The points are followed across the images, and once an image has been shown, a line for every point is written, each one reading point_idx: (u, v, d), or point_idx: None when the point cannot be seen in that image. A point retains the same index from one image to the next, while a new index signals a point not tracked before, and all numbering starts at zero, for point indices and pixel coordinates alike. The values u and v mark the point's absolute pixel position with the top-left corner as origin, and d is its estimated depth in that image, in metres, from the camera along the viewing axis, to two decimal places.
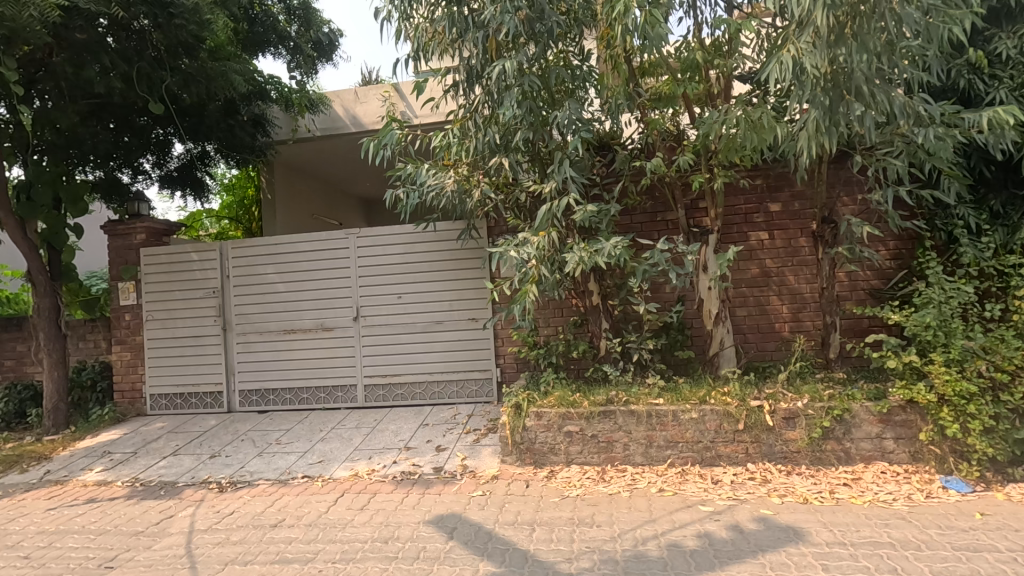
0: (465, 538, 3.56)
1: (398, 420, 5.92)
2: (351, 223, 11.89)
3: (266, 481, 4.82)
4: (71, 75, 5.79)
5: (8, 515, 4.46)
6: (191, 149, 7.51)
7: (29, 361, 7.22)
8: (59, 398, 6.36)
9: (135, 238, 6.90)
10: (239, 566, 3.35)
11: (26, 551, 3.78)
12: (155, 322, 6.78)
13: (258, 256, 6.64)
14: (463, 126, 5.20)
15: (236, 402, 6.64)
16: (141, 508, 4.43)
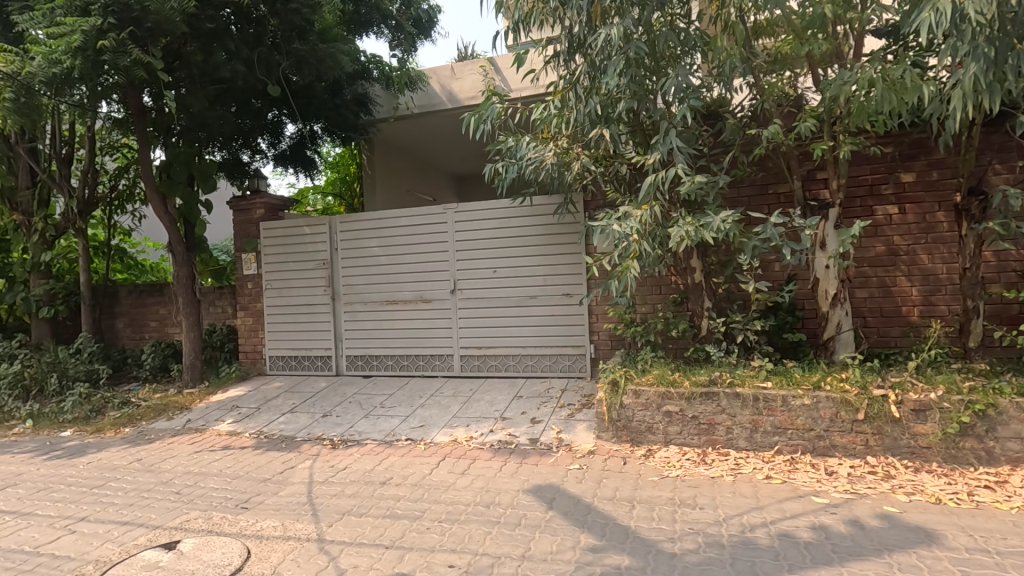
0: (565, 509, 3.60)
1: (493, 391, 6.07)
2: (444, 199, 12.19)
3: (373, 441, 5.15)
4: (202, 62, 6.33)
5: (160, 455, 5.09)
6: (302, 129, 7.98)
7: (170, 323, 8.15)
8: (195, 356, 7.13)
9: (255, 213, 7.49)
10: (354, 517, 3.62)
11: (177, 487, 4.31)
12: (273, 290, 7.36)
13: (363, 230, 6.99)
14: (563, 98, 5.11)
15: (343, 366, 7.11)
16: (267, 458, 4.90)
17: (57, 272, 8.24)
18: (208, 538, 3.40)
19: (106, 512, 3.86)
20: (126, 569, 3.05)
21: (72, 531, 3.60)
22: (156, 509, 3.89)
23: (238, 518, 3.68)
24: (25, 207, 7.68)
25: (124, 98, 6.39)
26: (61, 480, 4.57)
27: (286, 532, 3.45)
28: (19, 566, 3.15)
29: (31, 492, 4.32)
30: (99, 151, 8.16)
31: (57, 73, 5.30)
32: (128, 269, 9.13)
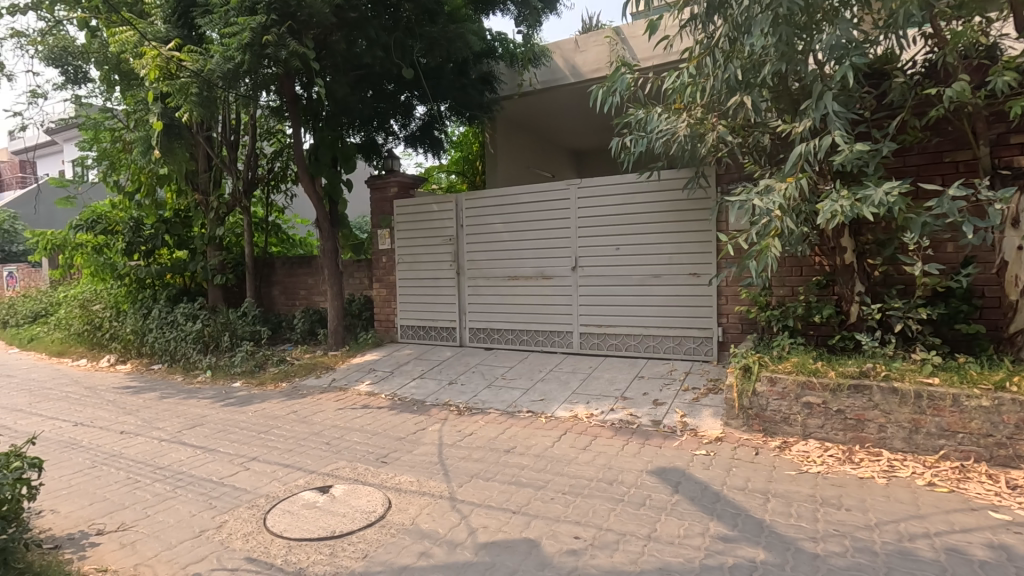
0: (692, 494, 3.49)
1: (613, 369, 6.02)
2: (563, 175, 12.12)
3: (496, 410, 5.36)
4: (345, 50, 6.76)
5: (311, 409, 5.72)
6: (431, 110, 8.31)
7: (316, 292, 9.03)
8: (338, 322, 7.86)
9: (389, 191, 7.99)
10: (482, 481, 3.81)
11: (327, 438, 4.82)
12: (404, 264, 7.85)
13: (487, 207, 7.19)
14: (699, 64, 4.79)
15: (466, 337, 7.43)
16: (401, 419, 5.29)
17: (227, 245, 9.48)
18: (355, 486, 3.76)
19: (271, 454, 4.43)
20: (291, 505, 3.48)
21: (247, 467, 4.18)
22: (311, 455, 4.38)
23: (379, 471, 4.03)
24: (203, 187, 8.83)
25: (281, 88, 7.07)
26: (235, 424, 5.32)
27: (421, 487, 3.72)
28: (209, 493, 3.73)
29: (213, 432, 5.07)
30: (259, 137, 9.18)
31: (231, 69, 6.01)
32: (282, 243, 10.24)
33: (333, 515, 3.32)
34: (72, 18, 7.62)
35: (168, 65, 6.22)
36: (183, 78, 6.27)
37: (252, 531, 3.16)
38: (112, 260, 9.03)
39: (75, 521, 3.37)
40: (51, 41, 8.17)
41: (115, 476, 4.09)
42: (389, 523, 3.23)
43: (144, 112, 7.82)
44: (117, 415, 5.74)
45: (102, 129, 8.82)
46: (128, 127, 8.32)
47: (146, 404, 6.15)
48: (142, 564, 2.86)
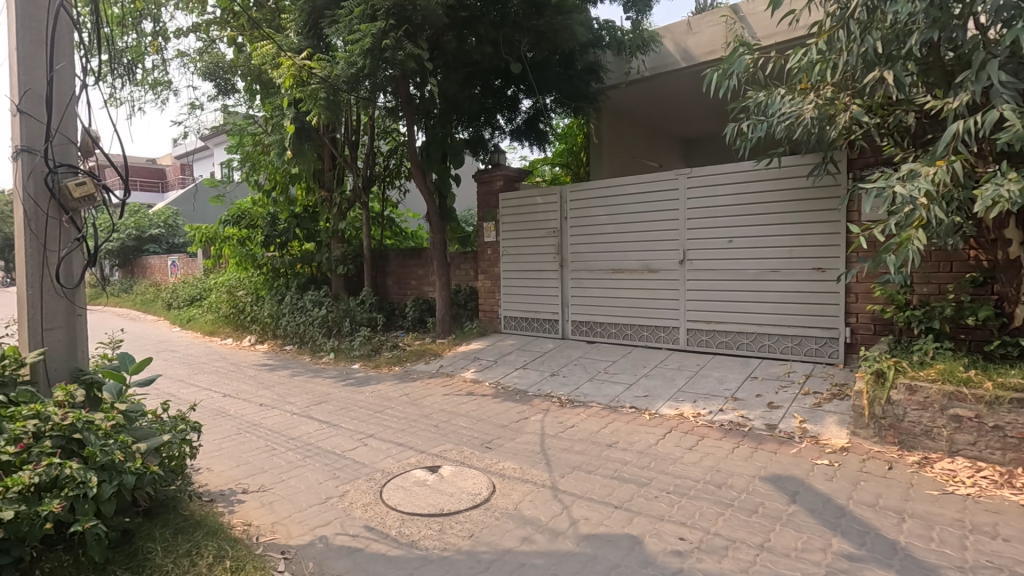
0: (811, 506, 3.24)
1: (723, 368, 5.73)
2: (671, 165, 11.65)
3: (598, 404, 5.32)
4: (456, 48, 6.99)
5: (421, 393, 6.05)
6: (537, 103, 8.38)
7: (425, 282, 9.50)
8: (445, 311, 8.21)
9: (495, 184, 8.17)
10: (584, 473, 3.81)
11: (435, 421, 5.08)
12: (508, 256, 8.00)
13: (591, 200, 7.13)
14: (830, 38, 4.37)
15: (568, 330, 7.43)
16: (504, 407, 5.44)
17: (348, 237, 10.25)
18: (461, 468, 3.93)
19: (386, 433, 4.75)
20: (403, 481, 3.71)
21: (365, 443, 4.52)
22: (421, 436, 4.64)
23: (483, 456, 4.17)
24: (328, 185, 9.62)
25: (396, 90, 7.50)
26: (354, 402, 5.77)
27: (524, 475, 3.81)
28: (332, 464, 4.08)
29: (336, 409, 5.54)
30: (376, 137, 9.81)
31: (354, 73, 6.48)
32: (395, 236, 10.87)
33: (441, 494, 3.50)
34: (223, 37, 8.64)
35: (301, 73, 6.88)
36: (313, 85, 6.85)
37: (370, 502, 3.42)
38: (253, 252, 10.12)
39: (225, 479, 3.85)
40: (206, 58, 9.34)
41: (256, 442, 4.62)
42: (494, 506, 3.35)
43: (281, 117, 8.69)
44: (256, 389, 6.47)
45: (247, 134, 9.92)
46: (267, 132, 9.29)
47: (280, 381, 6.86)
48: (278, 522, 3.20)
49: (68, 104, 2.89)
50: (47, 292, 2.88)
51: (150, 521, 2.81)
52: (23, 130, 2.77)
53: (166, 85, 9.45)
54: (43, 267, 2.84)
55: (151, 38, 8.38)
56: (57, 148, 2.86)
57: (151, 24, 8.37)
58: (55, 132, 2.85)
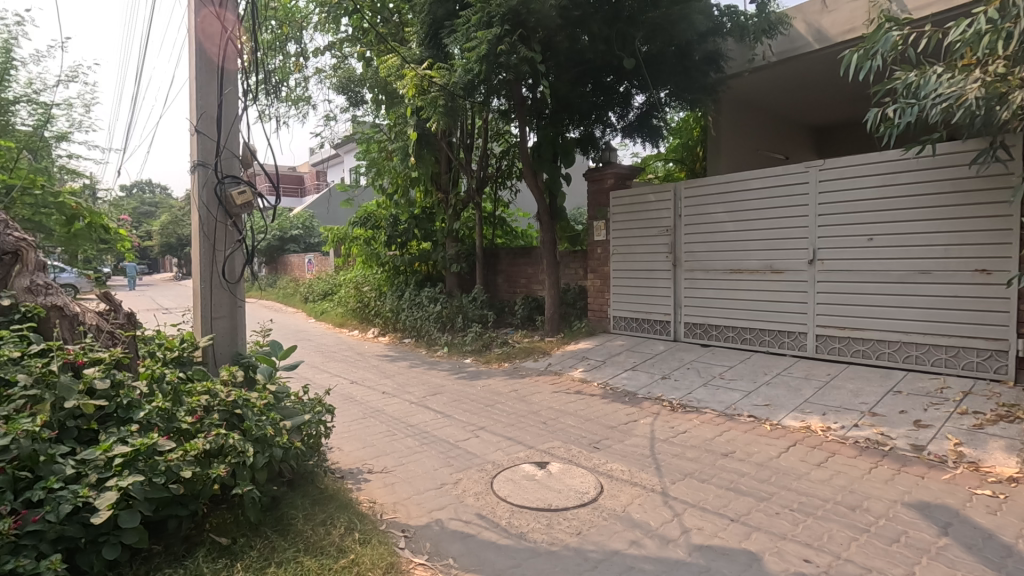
0: (968, 541, 2.85)
1: (858, 379, 5.19)
2: (800, 157, 10.75)
3: (713, 411, 5.08)
4: (568, 48, 7.00)
5: (529, 389, 6.17)
6: (651, 98, 8.13)
7: (535, 281, 9.65)
8: (554, 309, 8.29)
9: (606, 182, 8.08)
10: (697, 481, 3.67)
11: (543, 418, 5.15)
12: (618, 255, 7.87)
13: (709, 196, 6.81)
14: (1003, 5, 3.78)
15: (681, 332, 7.15)
16: (613, 408, 5.38)
17: (462, 237, 10.70)
18: (569, 466, 3.96)
19: (496, 426, 4.91)
20: (513, 474, 3.82)
21: (477, 435, 4.71)
22: (530, 432, 4.73)
23: (591, 455, 4.17)
24: (445, 187, 10.12)
25: (510, 93, 7.67)
26: (466, 395, 6.03)
27: (633, 478, 3.75)
28: (447, 453, 4.31)
29: (450, 401, 5.83)
30: (489, 139, 10.11)
31: (470, 79, 6.76)
32: (505, 236, 11.14)
33: (549, 490, 3.55)
34: (355, 53, 9.41)
35: (422, 82, 7.28)
36: (433, 92, 7.25)
37: (482, 491, 3.57)
38: (377, 251, 10.91)
39: (353, 459, 4.21)
40: (340, 74, 10.24)
41: (379, 427, 5.00)
42: (602, 506, 3.34)
43: (404, 125, 9.32)
44: (379, 378, 6.99)
45: (373, 141, 10.74)
46: (392, 139, 9.97)
47: (400, 371, 7.35)
48: (399, 502, 3.45)
49: (233, 123, 3.36)
50: (215, 288, 3.34)
51: (293, 490, 3.16)
52: (199, 147, 3.25)
53: (306, 100, 10.50)
54: (212, 265, 3.30)
55: (295, 58, 9.36)
56: (224, 162, 3.33)
57: (295, 46, 9.35)
58: (223, 147, 3.32)
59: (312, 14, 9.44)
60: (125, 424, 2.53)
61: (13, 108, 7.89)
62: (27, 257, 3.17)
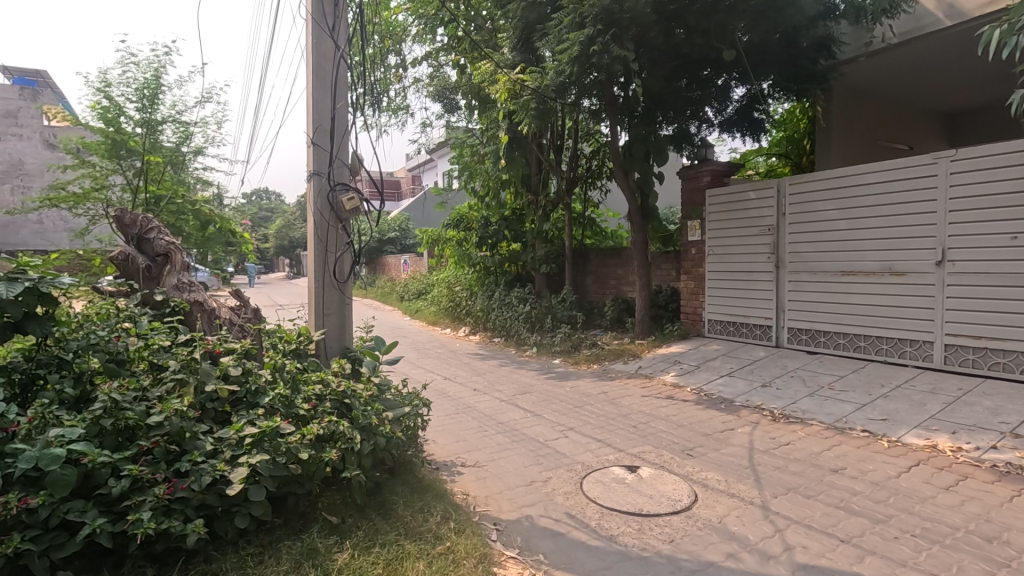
0: None
1: (998, 396, 4.60)
2: (926, 146, 9.70)
3: (820, 423, 4.73)
4: (663, 43, 6.78)
5: (619, 392, 6.09)
6: (752, 89, 7.71)
7: (625, 282, 9.51)
8: (645, 311, 8.12)
9: (702, 180, 7.76)
10: (801, 497, 3.44)
11: (634, 421, 5.06)
12: (714, 256, 7.54)
13: (818, 191, 6.35)
14: None
15: (784, 338, 6.72)
16: (708, 415, 5.17)
17: (552, 237, 10.74)
18: (661, 472, 3.87)
19: (585, 428, 4.90)
20: (602, 476, 3.80)
21: (566, 435, 4.73)
22: (620, 435, 4.67)
23: (684, 462, 4.05)
24: (535, 188, 10.22)
25: (601, 93, 7.60)
26: (555, 395, 6.06)
27: (730, 488, 3.59)
28: (536, 451, 4.37)
29: (538, 400, 5.89)
30: (580, 139, 10.07)
31: (562, 81, 6.84)
32: (595, 236, 11.03)
33: (640, 494, 3.50)
34: (450, 61, 9.76)
35: (514, 86, 7.39)
36: (525, 96, 7.37)
37: (571, 491, 3.58)
38: (469, 252, 11.20)
39: (447, 452, 4.39)
40: (436, 82, 10.66)
41: (471, 423, 5.17)
42: (696, 515, 3.23)
43: (496, 129, 9.55)
44: (470, 375, 7.22)
45: (466, 146, 11.09)
46: (484, 143, 10.23)
47: (491, 370, 7.53)
48: (491, 496, 3.56)
49: (343, 134, 3.63)
50: (327, 286, 3.63)
51: (393, 477, 3.36)
52: (314, 158, 3.55)
53: (405, 109, 11.05)
54: (325, 265, 3.59)
55: (395, 70, 9.88)
56: (336, 170, 3.60)
57: (395, 58, 9.86)
58: (334, 157, 3.59)
59: (411, 26, 9.91)
60: (252, 407, 2.83)
61: (161, 127, 9.02)
62: (176, 258, 3.71)
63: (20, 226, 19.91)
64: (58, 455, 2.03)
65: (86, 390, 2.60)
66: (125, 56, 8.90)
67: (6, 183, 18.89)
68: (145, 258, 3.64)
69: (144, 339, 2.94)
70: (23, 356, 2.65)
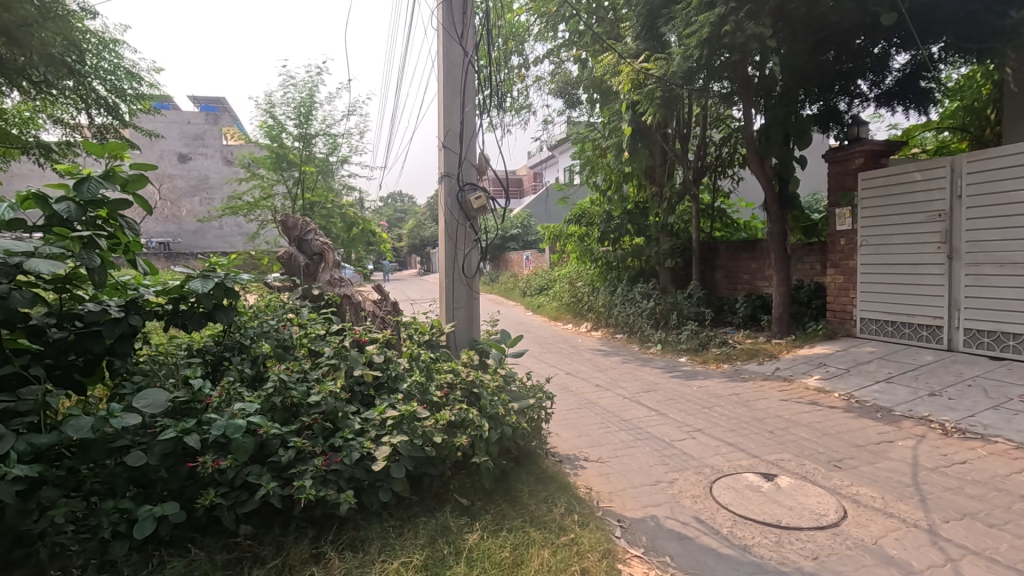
0: None
1: None
2: None
3: (1007, 441, 4.03)
4: (806, 14, 6.17)
5: (753, 394, 5.69)
6: (917, 55, 6.74)
7: (760, 277, 8.88)
8: (783, 309, 7.50)
9: (853, 163, 6.96)
10: (980, 524, 2.97)
11: (771, 426, 4.70)
12: (868, 247, 6.72)
13: (1006, 169, 5.39)
14: None
15: (959, 341, 5.81)
16: (860, 424, 4.65)
17: (678, 231, 10.31)
18: (803, 482, 3.56)
19: (715, 430, 4.65)
20: (735, 482, 3.59)
21: (694, 437, 4.53)
22: (755, 440, 4.37)
23: (831, 474, 3.68)
24: (659, 180, 9.82)
25: (733, 75, 7.12)
26: (682, 395, 5.83)
27: (887, 507, 3.20)
28: (662, 451, 4.24)
29: (664, 399, 5.71)
30: (709, 126, 9.55)
31: (690, 66, 6.59)
32: (725, 228, 10.39)
33: (779, 505, 3.25)
34: (571, 56, 9.77)
35: (638, 76, 7.18)
36: (650, 85, 7.15)
37: (700, 495, 3.43)
38: (591, 247, 11.13)
39: (570, 446, 4.43)
40: (557, 78, 10.73)
41: (594, 418, 5.16)
42: (845, 533, 2.93)
43: (618, 121, 9.37)
44: (593, 371, 7.18)
45: (587, 140, 10.97)
46: (606, 136, 10.11)
47: (614, 366, 7.43)
48: (615, 493, 3.53)
49: (472, 136, 3.81)
50: (457, 282, 3.83)
51: (519, 466, 3.46)
52: (445, 161, 3.76)
53: (527, 107, 11.28)
54: (455, 262, 3.80)
55: (518, 70, 10.10)
56: (464, 171, 3.78)
57: (518, 58, 10.11)
58: (463, 159, 3.78)
59: (533, 26, 10.06)
60: (392, 392, 3.08)
61: (315, 140, 10.11)
62: (329, 257, 4.20)
63: (207, 231, 23.53)
64: (239, 425, 2.36)
65: (260, 370, 3.01)
66: (286, 79, 10.12)
67: (196, 196, 22.57)
68: (304, 256, 4.17)
69: (304, 328, 3.35)
70: (214, 340, 3.15)
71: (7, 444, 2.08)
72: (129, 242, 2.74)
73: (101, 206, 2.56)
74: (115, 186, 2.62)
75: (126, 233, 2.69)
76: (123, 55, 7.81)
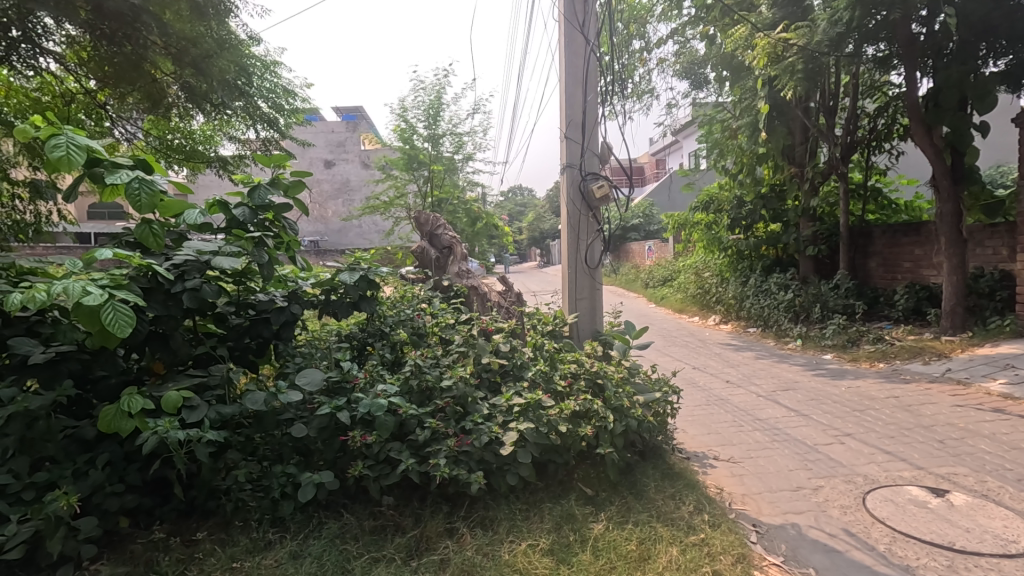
0: None
1: None
2: None
3: None
4: None
5: (917, 398, 4.99)
6: None
7: (926, 265, 7.82)
8: (957, 301, 6.49)
9: None
10: None
11: (941, 436, 4.09)
12: None
13: None
14: None
15: None
16: None
17: (822, 215, 9.33)
18: (983, 502, 3.07)
19: (869, 436, 4.16)
20: (894, 495, 3.19)
21: (842, 442, 4.09)
22: (921, 450, 3.84)
23: (1022, 495, 3.13)
24: (800, 160, 8.93)
25: (893, 34, 6.26)
26: (827, 395, 5.30)
27: None
28: (805, 454, 3.90)
29: (805, 398, 5.24)
30: (861, 96, 8.50)
31: (839, 31, 6.13)
32: (881, 210, 9.27)
33: (952, 525, 2.83)
34: (697, 33, 9.23)
35: (776, 49, 6.54)
36: (790, 57, 6.49)
37: (851, 506, 3.10)
38: (719, 235, 10.50)
39: (699, 443, 4.24)
40: (683, 59, 10.20)
41: (724, 416, 4.88)
42: None
43: (752, 99, 8.68)
44: (722, 367, 6.78)
45: (715, 122, 10.12)
46: (738, 115, 9.28)
47: (746, 362, 6.96)
48: (749, 496, 3.31)
49: (594, 126, 3.76)
50: (581, 273, 3.82)
51: (645, 460, 3.37)
52: (567, 152, 3.74)
53: (649, 92, 10.87)
54: (577, 253, 3.79)
55: (640, 54, 9.76)
56: (586, 161, 3.74)
57: (640, 42, 9.78)
58: (585, 149, 3.73)
59: (656, 6, 9.65)
60: (517, 379, 3.18)
61: (442, 140, 10.65)
62: (457, 249, 4.45)
63: (349, 230, 25.85)
64: (382, 405, 2.58)
65: (399, 356, 3.27)
66: (416, 84, 10.74)
67: (339, 199, 24.96)
68: (435, 250, 4.46)
69: (436, 317, 3.57)
70: (358, 327, 3.45)
71: (201, 413, 2.46)
72: (291, 241, 3.07)
73: (268, 209, 2.94)
74: (279, 192, 2.99)
75: (288, 233, 3.04)
76: (280, 75, 8.84)
